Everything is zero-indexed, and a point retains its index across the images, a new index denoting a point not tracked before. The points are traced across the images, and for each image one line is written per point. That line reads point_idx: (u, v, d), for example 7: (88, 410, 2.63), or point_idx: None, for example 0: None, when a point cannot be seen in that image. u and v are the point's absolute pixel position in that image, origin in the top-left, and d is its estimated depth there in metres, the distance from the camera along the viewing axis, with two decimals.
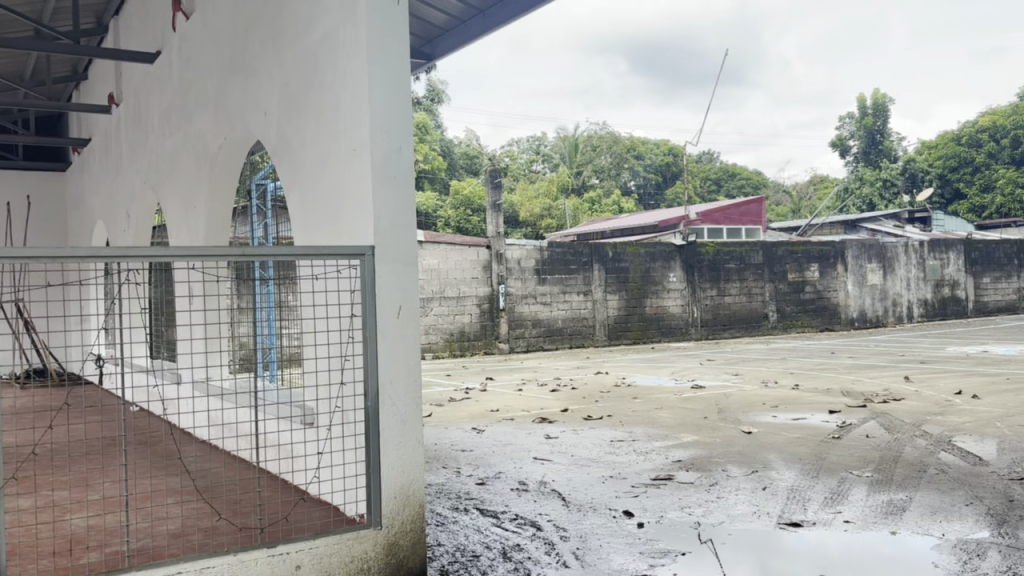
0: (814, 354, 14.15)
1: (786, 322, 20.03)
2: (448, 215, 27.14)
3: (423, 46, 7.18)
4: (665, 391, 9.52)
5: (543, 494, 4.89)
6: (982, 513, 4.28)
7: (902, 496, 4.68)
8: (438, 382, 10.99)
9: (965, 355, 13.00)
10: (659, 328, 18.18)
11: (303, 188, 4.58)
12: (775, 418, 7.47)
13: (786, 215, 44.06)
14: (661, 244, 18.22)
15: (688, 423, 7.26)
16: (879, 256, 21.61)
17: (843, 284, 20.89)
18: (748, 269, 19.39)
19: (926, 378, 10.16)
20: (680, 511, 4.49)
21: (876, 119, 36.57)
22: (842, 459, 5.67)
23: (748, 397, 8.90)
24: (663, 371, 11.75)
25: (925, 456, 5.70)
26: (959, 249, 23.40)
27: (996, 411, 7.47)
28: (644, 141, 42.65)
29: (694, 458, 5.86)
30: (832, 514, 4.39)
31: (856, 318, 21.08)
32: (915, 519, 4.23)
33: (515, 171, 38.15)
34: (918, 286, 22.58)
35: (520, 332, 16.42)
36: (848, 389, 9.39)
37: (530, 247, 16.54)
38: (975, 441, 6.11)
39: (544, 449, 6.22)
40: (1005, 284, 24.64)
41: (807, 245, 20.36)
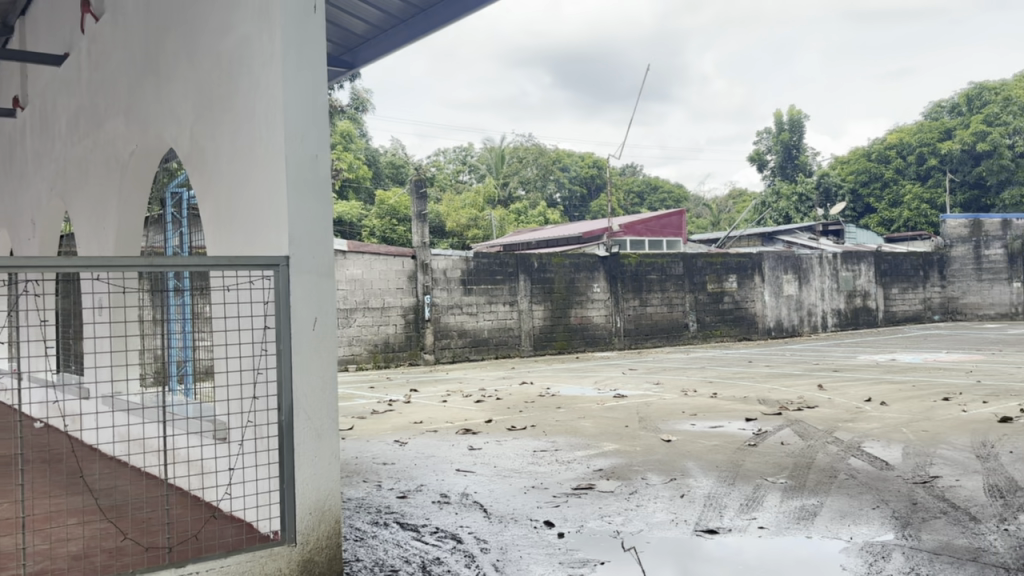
0: (732, 363, 14.50)
1: (706, 332, 20.47)
2: (373, 225, 26.90)
3: (343, 54, 7.10)
4: (588, 401, 9.59)
5: (464, 506, 4.87)
6: (887, 516, 4.44)
7: (813, 502, 4.81)
8: (361, 394, 10.82)
9: (874, 363, 13.47)
10: (583, 338, 18.34)
11: (217, 199, 4.48)
12: (694, 426, 7.61)
13: (706, 227, 44.99)
14: (586, 255, 18.41)
15: (609, 432, 7.34)
16: (795, 267, 22.30)
17: (760, 295, 21.51)
18: (669, 280, 19.77)
19: (838, 386, 10.50)
20: (601, 520, 4.52)
21: (792, 135, 37.69)
22: (757, 466, 5.81)
23: (668, 405, 9.04)
24: (586, 381, 11.84)
25: (835, 462, 5.88)
26: (870, 260, 24.31)
27: (902, 417, 7.78)
28: (568, 153, 43.05)
29: (615, 466, 5.92)
30: (746, 521, 4.49)
31: (772, 328, 21.68)
32: (826, 524, 4.35)
33: (442, 181, 38.08)
34: (832, 297, 23.35)
35: (446, 342, 16.35)
36: (764, 397, 9.63)
37: (455, 258, 16.49)
38: (883, 447, 6.34)
39: (468, 461, 6.20)
40: (912, 295, 25.71)
41: (726, 257, 20.91)
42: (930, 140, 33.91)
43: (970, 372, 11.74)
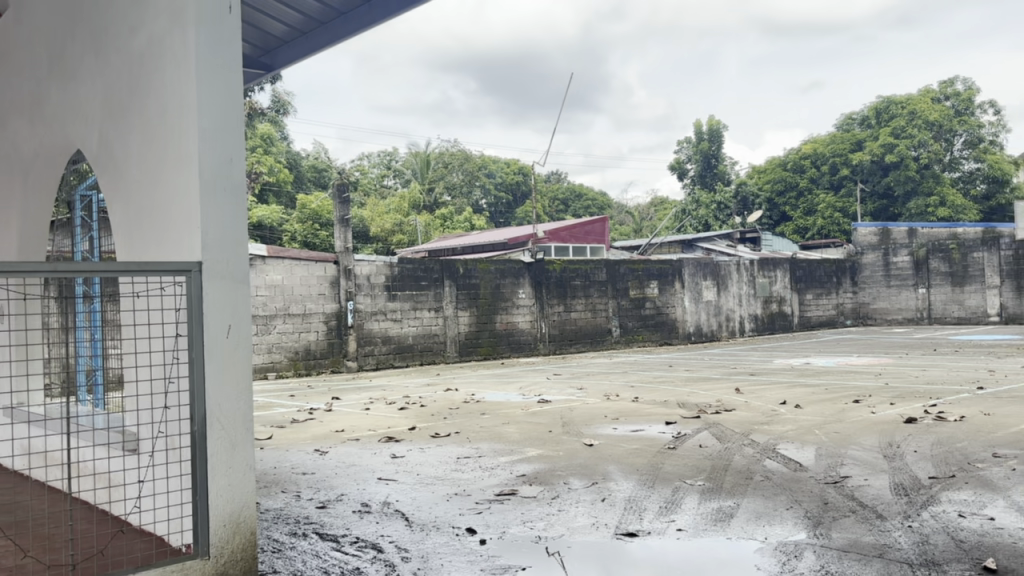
0: (654, 368, 14.75)
1: (628, 337, 20.77)
2: (294, 230, 26.48)
3: (261, 57, 6.96)
4: (512, 407, 9.61)
5: (385, 515, 4.82)
6: (800, 516, 4.57)
7: (730, 504, 4.91)
8: (280, 403, 10.59)
9: (790, 367, 13.85)
10: (508, 345, 18.38)
11: (127, 203, 4.34)
12: (616, 430, 7.69)
13: (629, 234, 45.66)
14: (511, 261, 18.48)
15: (533, 437, 7.37)
16: (713, 274, 22.84)
17: (680, 300, 21.93)
18: (593, 286, 20.00)
19: (755, 389, 10.76)
20: (522, 526, 4.54)
21: (711, 144, 38.51)
22: (676, 469, 5.91)
23: (591, 410, 9.11)
24: (511, 387, 11.86)
25: (751, 464, 6.02)
26: (785, 267, 25.06)
27: (815, 419, 8.02)
28: (493, 160, 43.21)
29: (538, 471, 5.94)
30: (665, 523, 4.56)
31: (692, 333, 22.14)
32: (741, 525, 4.45)
33: (366, 186, 37.71)
34: (749, 302, 23.97)
35: (369, 349, 16.16)
36: (684, 400, 9.81)
37: (379, 263, 16.34)
38: (797, 448, 6.53)
39: (390, 469, 6.14)
40: (826, 300, 26.62)
41: (648, 264, 21.27)
42: (842, 151, 35.18)
43: (880, 375, 12.19)
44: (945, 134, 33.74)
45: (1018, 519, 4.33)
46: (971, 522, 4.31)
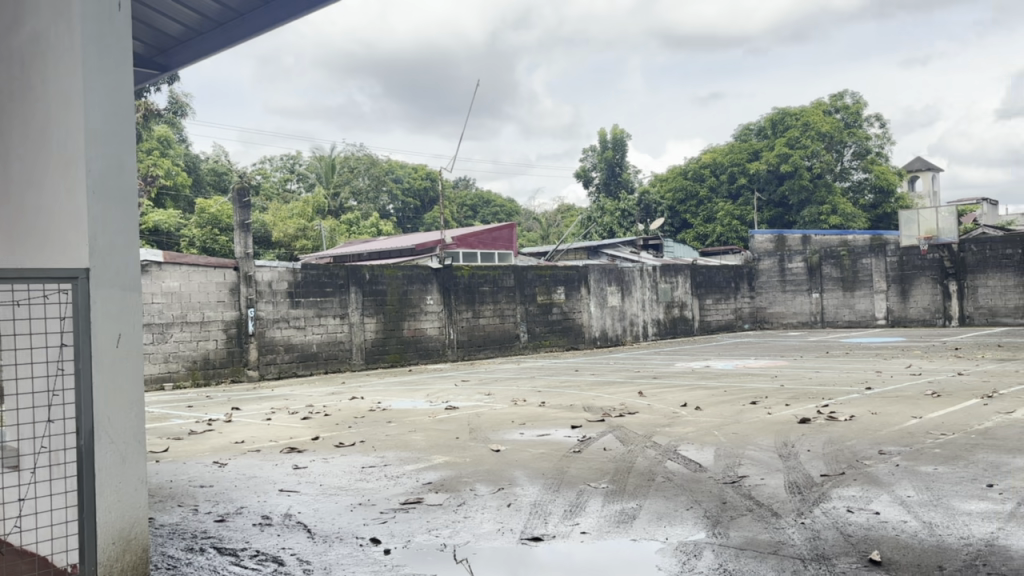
0: (560, 372, 14.91)
1: (536, 342, 20.94)
2: (192, 235, 25.66)
3: (155, 57, 6.69)
4: (418, 414, 9.54)
5: (287, 527, 4.71)
6: (699, 516, 4.69)
7: (632, 505, 5.00)
8: (176, 415, 10.22)
9: (691, 370, 14.22)
10: (415, 351, 18.25)
11: (6, 207, 4.11)
12: (522, 435, 7.73)
13: (536, 240, 46.03)
14: (418, 267, 18.38)
15: (439, 445, 7.34)
16: (618, 280, 23.29)
17: (586, 306, 22.29)
18: (501, 292, 20.10)
19: (657, 392, 10.99)
20: (427, 534, 4.50)
21: (615, 152, 39.15)
22: (581, 472, 5.98)
23: (498, 416, 9.13)
24: (418, 394, 11.76)
25: (654, 465, 6.15)
26: (686, 273, 25.72)
27: (715, 421, 8.24)
28: (400, 166, 42.97)
29: (444, 479, 5.92)
30: (570, 526, 4.60)
31: (598, 338, 22.50)
32: (643, 525, 4.54)
33: (268, 190, 36.88)
34: (652, 307, 24.50)
35: (271, 358, 15.78)
36: (589, 404, 9.94)
37: (281, 269, 16.00)
38: (696, 450, 6.70)
39: (291, 480, 6.01)
40: (724, 305, 27.47)
41: (554, 270, 21.51)
42: (739, 161, 36.37)
43: (775, 376, 12.66)
44: (836, 145, 35.22)
45: (903, 512, 4.56)
46: (859, 517, 4.51)
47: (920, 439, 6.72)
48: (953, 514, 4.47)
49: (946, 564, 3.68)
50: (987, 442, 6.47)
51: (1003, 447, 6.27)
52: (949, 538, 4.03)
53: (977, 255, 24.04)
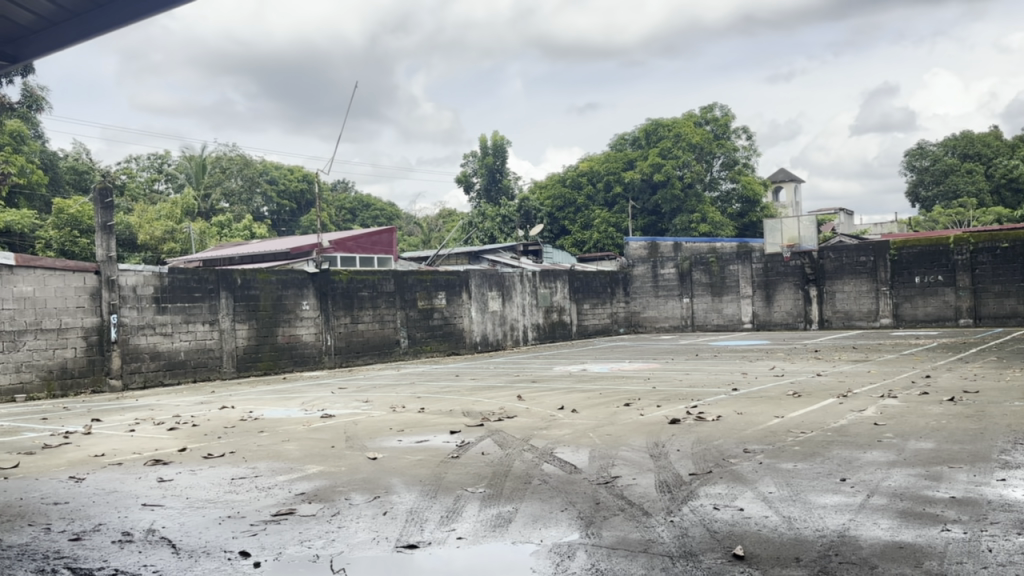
0: (440, 377, 14.88)
1: (416, 347, 20.83)
2: (49, 237, 24.25)
3: (4, 47, 6.26)
4: (292, 423, 9.29)
5: (150, 543, 4.49)
6: (573, 517, 4.77)
7: (509, 509, 5.03)
8: (28, 428, 9.58)
9: (568, 373, 14.51)
10: (290, 358, 17.81)
11: None
12: (399, 442, 7.65)
13: (417, 245, 45.77)
14: (293, 271, 17.98)
15: (313, 454, 7.17)
16: (498, 285, 23.47)
17: (467, 311, 22.35)
18: (380, 297, 19.88)
19: (536, 396, 11.12)
20: (300, 545, 4.39)
21: (495, 159, 39.26)
22: (458, 478, 5.98)
23: (375, 423, 9.01)
24: (293, 403, 11.46)
25: (530, 468, 6.23)
26: (564, 279, 26.19)
27: (590, 423, 8.40)
28: (275, 169, 41.98)
29: (319, 489, 5.78)
30: (446, 532, 4.59)
31: (479, 342, 22.59)
32: (519, 529, 4.58)
33: (133, 191, 35.22)
34: (532, 312, 24.77)
35: (135, 366, 15.02)
36: (468, 409, 9.95)
37: (147, 273, 15.31)
38: (572, 451, 6.81)
39: (156, 494, 5.74)
40: (601, 310, 28.10)
41: (435, 274, 21.47)
42: (615, 169, 37.31)
43: (648, 378, 13.06)
44: (706, 156, 36.69)
45: (764, 508, 4.77)
46: (723, 514, 4.69)
47: (782, 437, 7.06)
48: (810, 508, 4.71)
49: (803, 555, 3.88)
50: (841, 438, 6.85)
51: (856, 442, 6.66)
52: (807, 531, 4.25)
53: (834, 262, 25.46)
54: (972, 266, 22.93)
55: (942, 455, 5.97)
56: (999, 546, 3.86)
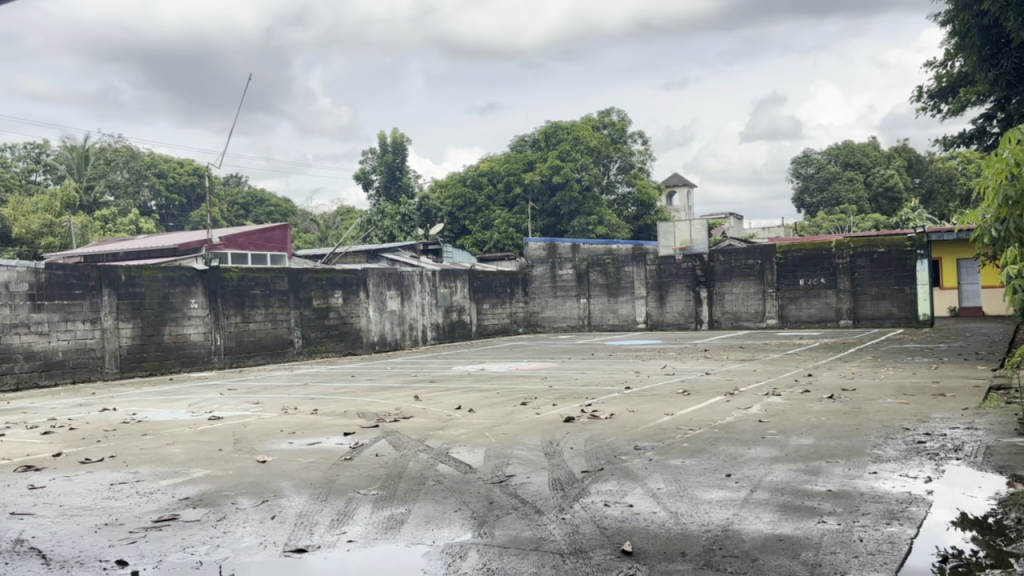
0: (335, 378, 14.66)
1: (310, 348, 20.43)
2: None
3: None
4: (178, 426, 8.95)
5: (17, 554, 4.24)
6: (466, 517, 4.76)
7: (401, 510, 4.98)
8: None
9: (466, 373, 14.50)
10: (177, 358, 17.17)
11: None
12: (291, 444, 7.48)
13: (313, 242, 44.88)
14: (181, 269, 17.36)
15: (199, 457, 6.93)
16: (397, 284, 23.25)
17: (364, 310, 22.07)
18: (273, 296, 19.43)
19: (432, 396, 11.07)
20: (182, 552, 4.23)
21: (394, 156, 38.95)
22: (350, 480, 5.88)
23: (265, 425, 8.79)
24: (180, 405, 11.05)
25: (425, 469, 6.18)
26: (464, 279, 26.17)
27: (487, 423, 8.41)
28: (164, 162, 40.49)
29: (204, 493, 5.59)
30: (336, 536, 4.50)
31: (376, 342, 22.35)
32: (411, 530, 4.54)
33: (8, 181, 33.31)
34: (431, 311, 24.63)
35: (8, 367, 14.15)
36: (364, 410, 9.81)
37: (21, 269, 14.47)
38: (467, 451, 6.80)
39: (26, 502, 5.43)
40: (500, 310, 28.22)
41: (331, 273, 21.11)
42: (516, 170, 37.51)
43: (545, 377, 13.19)
44: (604, 159, 37.42)
45: (653, 504, 4.87)
46: (613, 510, 4.77)
47: (671, 434, 7.25)
48: (697, 503, 4.85)
49: (689, 550, 3.98)
50: (728, 436, 7.08)
51: (741, 439, 6.90)
52: (693, 526, 4.37)
53: (724, 265, 26.32)
54: (852, 270, 24.11)
55: (821, 450, 6.24)
56: (869, 535, 4.06)
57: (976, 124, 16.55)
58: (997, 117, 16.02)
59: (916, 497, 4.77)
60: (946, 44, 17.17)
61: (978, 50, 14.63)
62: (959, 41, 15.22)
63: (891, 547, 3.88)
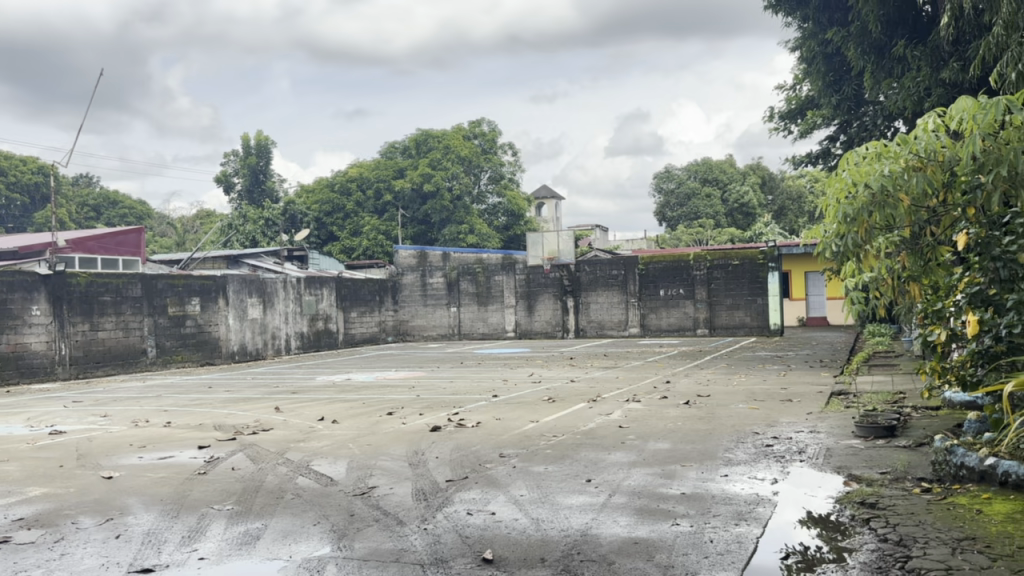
0: (192, 389, 14.06)
1: (165, 357, 19.51)
2: None
3: None
4: (13, 442, 8.33)
5: None
6: (326, 530, 4.65)
7: (257, 525, 4.82)
8: None
9: (330, 383, 14.22)
10: (17, 369, 16.03)
11: None
12: (140, 459, 7.11)
13: (169, 247, 42.93)
14: (22, 272, 16.25)
15: (36, 475, 6.47)
16: (259, 291, 22.56)
17: (223, 318, 21.28)
18: (124, 302, 18.47)
19: (294, 407, 10.76)
20: None
21: (258, 159, 37.89)
22: (204, 495, 5.63)
23: (112, 440, 8.31)
24: (16, 419, 10.29)
25: (284, 482, 6.00)
26: (331, 286, 25.70)
27: (350, 434, 8.28)
28: (5, 159, 37.85)
29: (40, 513, 5.22)
30: (187, 553, 4.31)
31: (236, 352, 21.58)
32: (267, 545, 4.39)
33: None
34: (295, 320, 24.02)
35: None
36: (220, 422, 9.45)
37: None
38: (329, 464, 6.66)
39: None
40: (368, 318, 27.86)
41: (188, 279, 20.27)
42: (385, 177, 37.19)
43: (412, 387, 13.09)
44: (474, 169, 37.81)
45: (515, 511, 4.92)
46: (476, 519, 4.78)
47: (535, 441, 7.34)
48: (557, 509, 4.92)
49: (548, 556, 4.03)
50: (590, 441, 7.25)
51: (603, 445, 7.07)
52: (553, 532, 4.43)
53: (589, 275, 26.96)
54: (708, 281, 25.21)
55: (676, 455, 6.48)
56: (719, 536, 4.24)
57: (821, 145, 17.65)
58: (840, 139, 17.11)
59: (762, 498, 5.02)
60: (795, 69, 18.28)
61: (823, 75, 15.65)
62: (805, 67, 16.21)
63: (739, 546, 4.06)
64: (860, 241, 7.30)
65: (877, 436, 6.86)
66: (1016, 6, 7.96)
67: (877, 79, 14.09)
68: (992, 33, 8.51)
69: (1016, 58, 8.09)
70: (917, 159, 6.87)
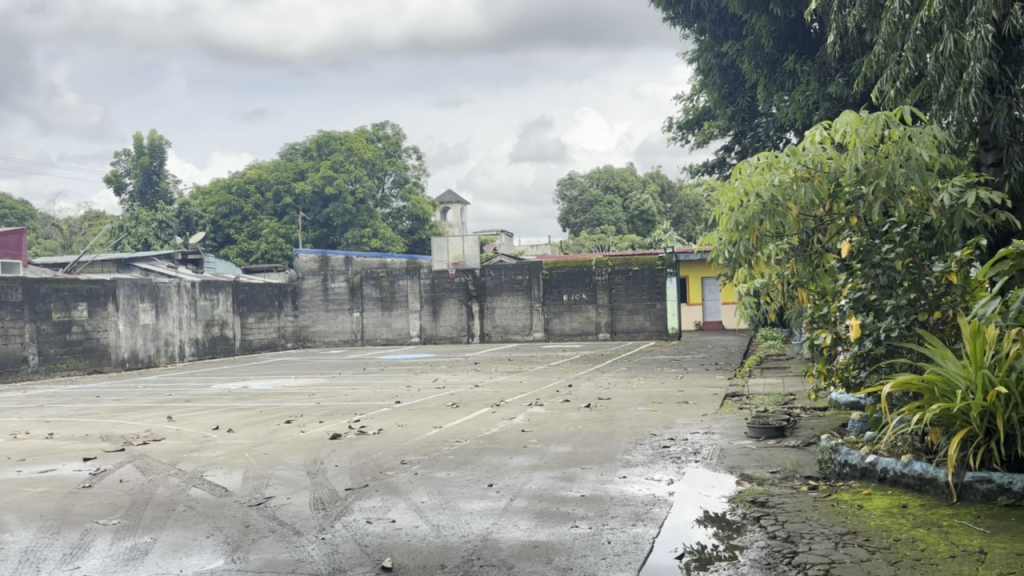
0: (77, 399, 13.41)
1: (48, 365, 18.57)
2: None
3: None
4: None
5: None
6: (219, 542, 4.51)
7: (146, 540, 4.63)
8: None
9: (227, 391, 13.82)
10: None
11: None
12: (18, 473, 6.72)
13: (54, 250, 40.88)
14: None
15: None
16: (150, 296, 21.75)
17: (113, 324, 20.40)
18: (3, 308, 17.51)
19: (187, 417, 10.37)
20: None
21: (152, 159, 36.53)
22: (88, 510, 5.38)
23: None
24: None
25: (175, 494, 5.79)
26: (227, 291, 25.01)
27: (247, 443, 8.06)
28: None
29: None
30: (68, 571, 4.10)
31: (126, 359, 20.70)
32: (155, 560, 4.23)
33: None
34: (189, 326, 23.23)
35: None
36: (108, 433, 9.04)
37: None
38: (223, 474, 6.45)
39: None
40: (267, 324, 27.20)
41: (74, 283, 19.35)
42: (285, 179, 36.42)
43: (312, 394, 12.83)
44: (377, 171, 37.42)
45: (414, 518, 4.88)
46: (375, 527, 4.72)
47: (438, 447, 7.31)
48: (458, 515, 4.91)
49: (448, 562, 4.02)
50: (492, 446, 7.26)
51: (504, 449, 7.10)
52: (453, 538, 4.41)
53: (494, 280, 27.02)
54: (609, 287, 25.65)
55: (576, 457, 6.55)
56: (616, 537, 4.31)
57: (717, 154, 18.23)
58: (734, 149, 17.69)
59: (660, 499, 5.13)
60: (691, 80, 18.84)
61: (718, 88, 16.17)
62: (702, 79, 16.71)
63: (635, 547, 4.14)
64: (752, 248, 7.71)
65: (768, 436, 7.11)
66: (895, 26, 8.32)
67: (769, 92, 14.61)
68: (873, 53, 8.89)
69: (892, 78, 8.41)
70: (805, 169, 7.19)
